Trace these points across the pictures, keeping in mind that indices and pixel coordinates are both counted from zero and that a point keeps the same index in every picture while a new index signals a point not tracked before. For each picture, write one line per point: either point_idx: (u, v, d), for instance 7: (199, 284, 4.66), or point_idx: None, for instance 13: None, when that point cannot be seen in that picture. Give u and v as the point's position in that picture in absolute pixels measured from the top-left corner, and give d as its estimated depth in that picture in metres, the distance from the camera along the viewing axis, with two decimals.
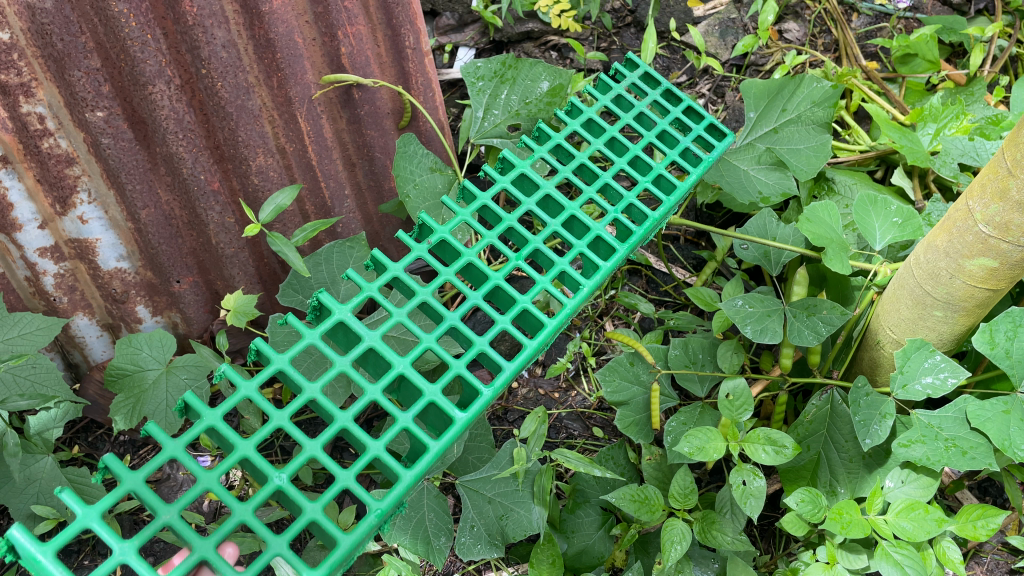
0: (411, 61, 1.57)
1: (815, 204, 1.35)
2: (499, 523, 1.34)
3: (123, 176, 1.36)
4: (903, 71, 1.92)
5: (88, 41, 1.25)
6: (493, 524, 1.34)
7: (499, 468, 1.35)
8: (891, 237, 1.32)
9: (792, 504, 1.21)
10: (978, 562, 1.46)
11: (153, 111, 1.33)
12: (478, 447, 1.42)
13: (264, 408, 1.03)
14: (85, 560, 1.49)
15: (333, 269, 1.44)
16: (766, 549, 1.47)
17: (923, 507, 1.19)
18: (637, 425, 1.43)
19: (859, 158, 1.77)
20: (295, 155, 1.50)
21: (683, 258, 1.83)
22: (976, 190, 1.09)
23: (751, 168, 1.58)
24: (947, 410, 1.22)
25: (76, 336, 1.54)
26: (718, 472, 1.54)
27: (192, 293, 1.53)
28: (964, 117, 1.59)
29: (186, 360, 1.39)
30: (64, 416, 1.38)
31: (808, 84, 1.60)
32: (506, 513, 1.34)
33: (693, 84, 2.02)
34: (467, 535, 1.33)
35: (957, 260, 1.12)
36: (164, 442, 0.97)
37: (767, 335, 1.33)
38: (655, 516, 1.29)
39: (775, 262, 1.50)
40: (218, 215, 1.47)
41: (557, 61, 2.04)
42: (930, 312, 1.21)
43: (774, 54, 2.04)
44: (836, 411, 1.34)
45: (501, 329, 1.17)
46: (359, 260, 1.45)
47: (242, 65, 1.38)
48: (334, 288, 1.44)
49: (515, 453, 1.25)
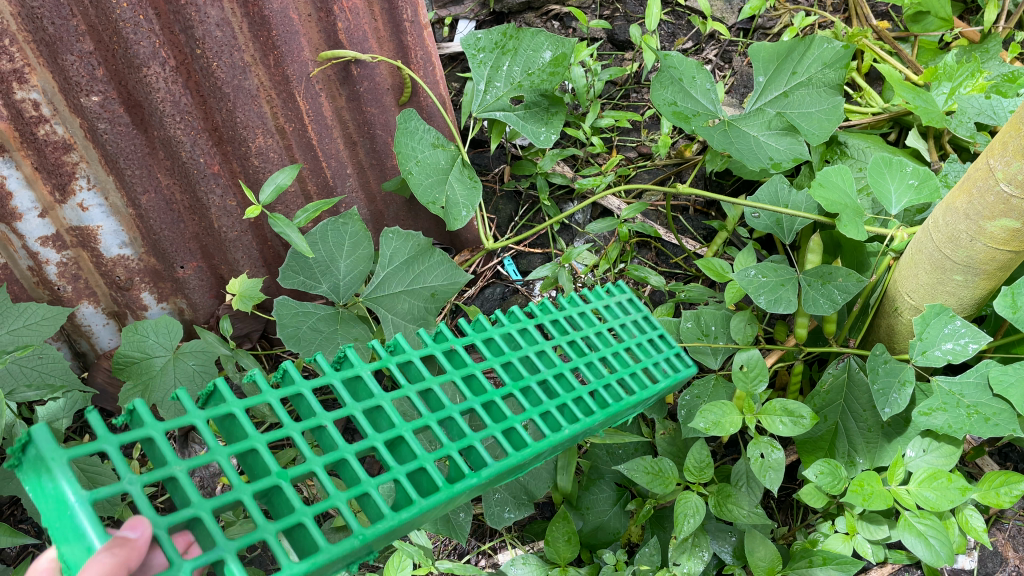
0: (410, 35, 1.52)
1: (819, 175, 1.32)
2: (519, 484, 1.34)
3: (121, 161, 1.34)
4: (916, 30, 1.86)
5: (80, 24, 1.22)
6: (515, 486, 1.34)
7: None
8: (907, 200, 1.30)
9: (811, 476, 1.19)
10: (1000, 528, 1.45)
11: (149, 94, 1.31)
12: None
13: (302, 446, 0.84)
14: None
15: (331, 249, 1.41)
16: (784, 521, 1.45)
17: (945, 476, 1.17)
18: (651, 399, 1.40)
19: (872, 120, 1.73)
20: (295, 135, 1.47)
21: (693, 230, 1.80)
22: (997, 147, 1.05)
23: (761, 134, 1.55)
24: (968, 375, 1.18)
25: (83, 325, 1.52)
26: (734, 445, 1.52)
27: (196, 278, 1.52)
28: (979, 75, 1.54)
29: (192, 346, 1.38)
30: (73, 405, 1.40)
31: (818, 45, 1.55)
32: (523, 471, 1.34)
33: (700, 50, 1.98)
34: (492, 504, 1.34)
35: (977, 222, 1.09)
36: (99, 435, 0.76)
37: (780, 305, 1.31)
38: (669, 488, 1.27)
39: (787, 230, 1.46)
40: (219, 198, 1.45)
41: (560, 30, 1.99)
42: (950, 277, 1.17)
43: (781, 17, 2.00)
44: (853, 379, 1.32)
45: (644, 365, 1.20)
46: (354, 235, 1.42)
47: (238, 44, 1.34)
48: (334, 267, 1.42)
49: None
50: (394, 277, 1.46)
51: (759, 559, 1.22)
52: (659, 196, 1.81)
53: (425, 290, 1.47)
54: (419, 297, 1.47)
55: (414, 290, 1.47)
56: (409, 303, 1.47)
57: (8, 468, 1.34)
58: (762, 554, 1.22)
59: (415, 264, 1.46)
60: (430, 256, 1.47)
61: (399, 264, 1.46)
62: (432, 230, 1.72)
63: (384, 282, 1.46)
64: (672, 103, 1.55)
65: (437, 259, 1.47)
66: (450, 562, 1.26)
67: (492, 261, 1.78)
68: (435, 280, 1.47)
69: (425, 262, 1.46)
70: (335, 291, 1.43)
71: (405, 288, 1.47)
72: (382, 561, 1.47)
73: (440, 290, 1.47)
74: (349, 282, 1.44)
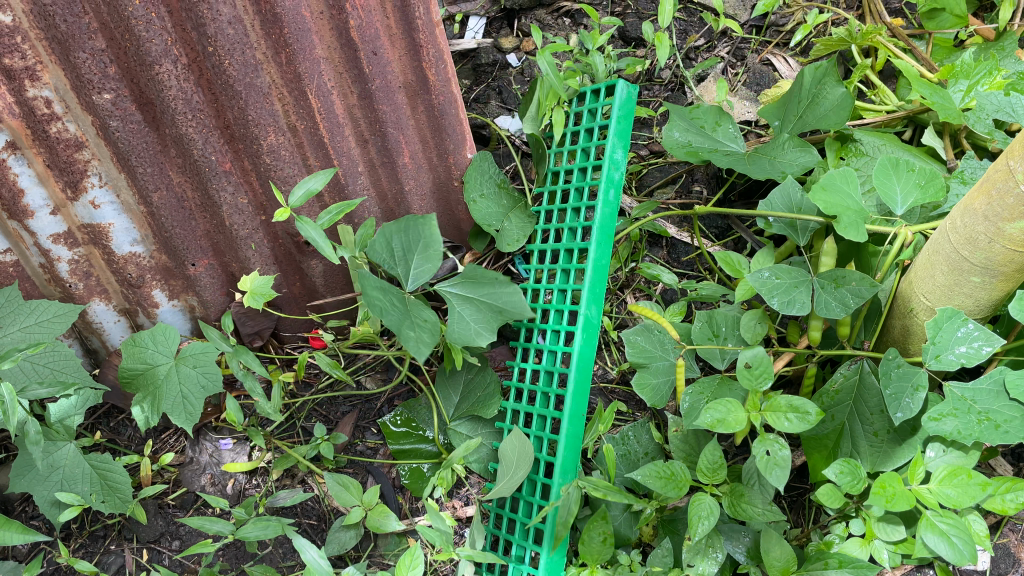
0: (422, 33, 1.50)
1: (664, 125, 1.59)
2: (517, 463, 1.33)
3: (133, 160, 1.34)
4: (930, 28, 1.84)
5: (92, 22, 1.23)
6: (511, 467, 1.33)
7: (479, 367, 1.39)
8: (913, 200, 1.31)
9: (832, 475, 1.20)
10: (1013, 529, 1.45)
11: (162, 92, 1.31)
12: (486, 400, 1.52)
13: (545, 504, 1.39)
14: (112, 546, 1.49)
15: (409, 239, 1.35)
16: (796, 521, 1.45)
17: (964, 473, 1.16)
18: (652, 386, 1.42)
19: (886, 118, 1.72)
20: (307, 133, 1.46)
21: (705, 227, 1.76)
22: (1017, 149, 1.03)
23: (777, 154, 1.54)
24: (981, 383, 1.18)
25: (94, 323, 1.52)
26: (745, 445, 1.52)
27: (208, 276, 1.51)
28: (997, 72, 1.53)
29: (192, 350, 1.36)
30: (85, 402, 1.40)
31: (809, 72, 1.55)
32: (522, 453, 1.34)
33: (712, 48, 1.96)
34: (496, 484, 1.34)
35: (996, 224, 1.07)
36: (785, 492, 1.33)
37: (793, 307, 1.30)
38: (682, 492, 1.27)
39: (801, 232, 1.45)
40: (231, 196, 1.44)
41: (570, 28, 1.97)
42: (967, 278, 1.17)
43: (794, 14, 1.98)
44: (864, 382, 1.31)
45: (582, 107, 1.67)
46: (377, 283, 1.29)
47: (250, 41, 1.34)
48: (410, 253, 1.35)
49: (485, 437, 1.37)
50: (468, 284, 1.36)
51: (773, 559, 1.24)
52: (670, 194, 1.81)
53: (494, 305, 1.33)
54: (487, 306, 1.34)
55: (485, 301, 1.34)
56: (474, 306, 1.35)
57: (21, 465, 1.34)
58: (777, 555, 1.23)
59: (489, 287, 1.33)
60: (505, 287, 1.31)
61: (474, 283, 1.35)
62: (443, 227, 1.70)
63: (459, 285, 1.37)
64: (687, 141, 1.56)
65: (510, 290, 1.30)
66: (470, 549, 1.28)
67: (501, 261, 1.78)
68: (504, 301, 1.31)
69: (496, 289, 1.32)
70: (407, 277, 1.36)
71: (479, 296, 1.35)
72: (394, 557, 1.48)
73: (508, 310, 1.31)
74: (420, 272, 1.34)
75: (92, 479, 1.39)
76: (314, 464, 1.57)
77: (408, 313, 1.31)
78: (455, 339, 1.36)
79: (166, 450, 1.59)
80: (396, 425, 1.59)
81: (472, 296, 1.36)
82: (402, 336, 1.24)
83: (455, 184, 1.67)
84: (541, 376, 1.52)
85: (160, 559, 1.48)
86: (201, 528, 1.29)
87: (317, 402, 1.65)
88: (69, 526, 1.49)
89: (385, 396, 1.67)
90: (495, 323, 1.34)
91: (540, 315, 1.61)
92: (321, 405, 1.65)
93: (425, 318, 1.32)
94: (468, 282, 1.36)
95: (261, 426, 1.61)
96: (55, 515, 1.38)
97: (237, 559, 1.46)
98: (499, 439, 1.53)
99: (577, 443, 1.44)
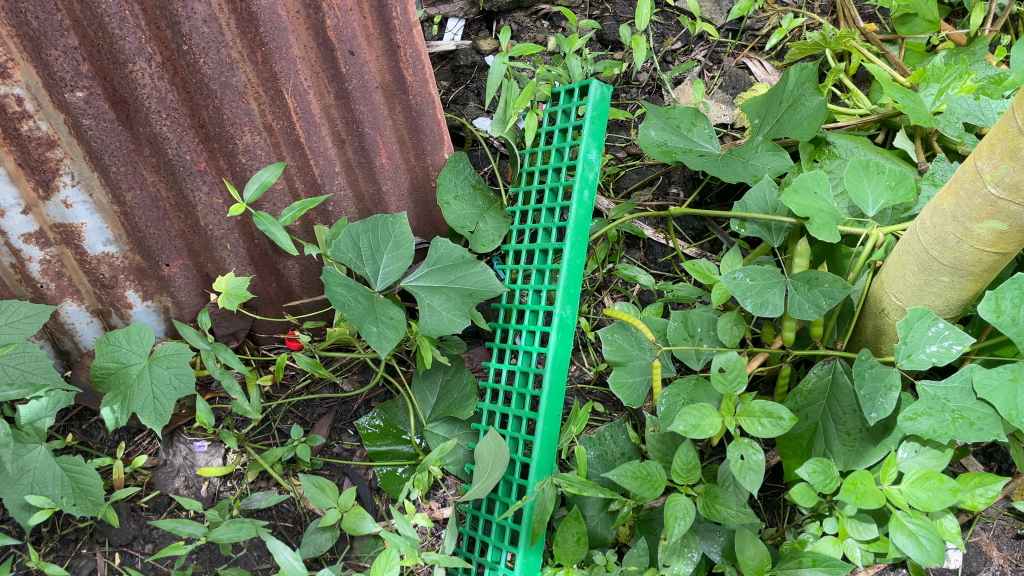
0: (399, 33, 1.49)
1: (641, 124, 1.61)
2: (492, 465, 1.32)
3: (106, 159, 1.33)
4: (903, 33, 1.86)
5: (64, 19, 1.22)
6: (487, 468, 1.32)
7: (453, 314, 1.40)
8: (884, 201, 1.33)
9: (805, 474, 1.21)
10: (984, 528, 1.48)
11: (135, 91, 1.30)
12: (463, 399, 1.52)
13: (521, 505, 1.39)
14: (83, 550, 1.47)
15: (377, 238, 1.40)
16: (770, 520, 1.46)
17: (936, 477, 1.17)
18: (628, 386, 1.43)
19: (859, 121, 1.73)
20: (283, 132, 1.45)
21: (682, 229, 1.77)
22: (985, 149, 1.04)
23: (750, 156, 1.56)
24: (954, 380, 1.20)
25: (66, 324, 1.50)
26: (721, 445, 1.52)
27: (182, 276, 1.50)
28: (967, 76, 1.55)
29: (165, 350, 1.35)
30: (55, 404, 1.39)
31: (793, 73, 1.56)
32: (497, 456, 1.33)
33: (689, 51, 1.98)
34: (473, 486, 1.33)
35: (965, 224, 1.09)
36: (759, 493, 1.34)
37: (767, 309, 1.32)
38: (657, 492, 1.28)
39: (777, 234, 1.46)
40: (205, 195, 1.43)
41: (549, 30, 1.98)
42: (936, 278, 1.18)
43: (770, 18, 2.00)
44: (837, 382, 1.32)
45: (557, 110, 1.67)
46: (348, 285, 1.33)
47: (224, 40, 1.33)
48: (379, 251, 1.39)
49: (444, 445, 1.37)
50: (435, 275, 1.42)
51: (747, 559, 1.25)
52: (647, 196, 1.82)
53: (462, 289, 1.41)
54: (457, 292, 1.41)
55: (454, 287, 1.41)
56: (445, 296, 1.41)
57: None
58: (751, 554, 1.24)
59: (458, 271, 1.41)
60: (471, 266, 1.40)
61: (441, 269, 1.41)
62: (421, 227, 1.70)
63: (426, 277, 1.42)
64: (660, 143, 1.58)
65: (477, 269, 1.40)
66: (437, 554, 1.26)
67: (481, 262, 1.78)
68: (474, 282, 1.40)
69: (465, 271, 1.40)
70: (376, 275, 1.40)
71: (446, 284, 1.41)
72: (370, 560, 1.48)
73: (478, 291, 1.40)
74: (391, 271, 1.39)
75: (63, 481, 1.36)
76: (290, 466, 1.56)
77: (374, 310, 1.35)
78: (430, 331, 1.39)
79: (139, 453, 1.57)
80: (372, 428, 1.58)
81: (441, 286, 1.42)
82: (364, 330, 1.30)
83: (433, 185, 1.67)
84: (517, 376, 1.52)
85: (133, 563, 1.47)
86: (173, 530, 1.28)
87: (292, 404, 1.65)
88: (39, 530, 1.46)
89: (361, 398, 1.66)
90: (467, 308, 1.41)
91: (517, 317, 1.61)
92: (297, 407, 1.64)
93: (392, 314, 1.36)
94: (435, 270, 1.42)
95: (236, 428, 1.59)
96: (25, 519, 1.35)
97: (211, 562, 1.45)
98: (476, 440, 1.52)
99: (552, 444, 1.44)
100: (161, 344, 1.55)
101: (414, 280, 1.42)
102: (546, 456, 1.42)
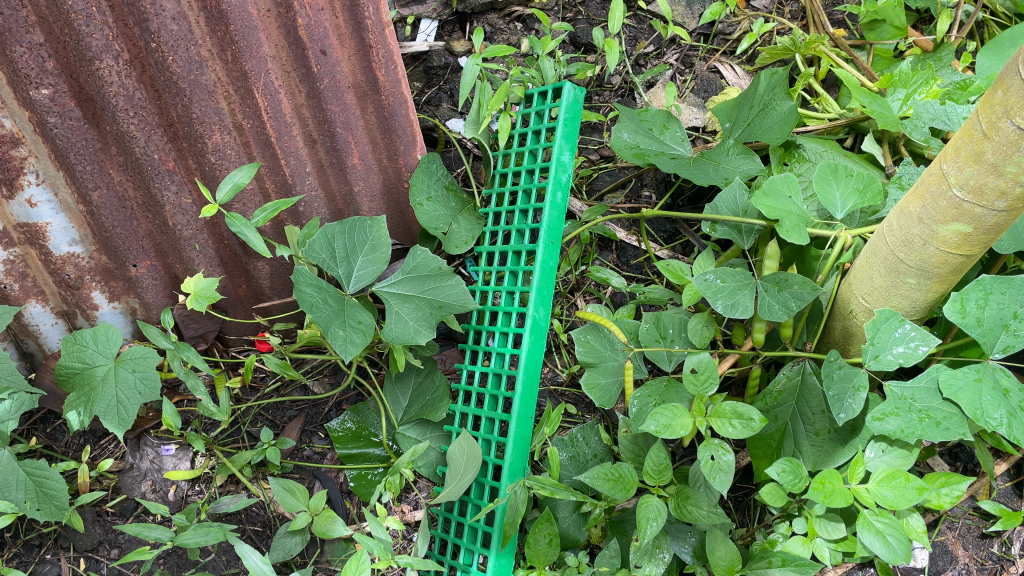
0: (371, 33, 1.49)
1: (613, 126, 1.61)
2: (464, 469, 1.31)
3: (72, 157, 1.31)
4: (871, 39, 1.90)
5: (29, 15, 1.19)
6: (460, 472, 1.31)
7: (417, 325, 1.39)
8: (852, 204, 1.34)
9: (773, 475, 1.22)
10: (951, 527, 1.50)
11: (102, 88, 1.28)
12: (436, 398, 1.52)
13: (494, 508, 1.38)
14: (47, 555, 1.44)
15: (352, 241, 1.38)
16: (741, 520, 1.47)
17: (902, 476, 1.19)
18: (601, 387, 1.42)
19: (829, 126, 1.76)
20: (253, 132, 1.44)
21: (654, 232, 1.78)
22: (950, 153, 1.06)
23: (722, 160, 1.57)
24: (920, 381, 1.21)
25: (30, 325, 1.47)
26: (692, 446, 1.53)
27: (149, 277, 1.47)
28: (933, 82, 1.58)
29: (133, 354, 1.32)
30: (19, 407, 1.35)
31: (764, 78, 1.56)
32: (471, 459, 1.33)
33: (661, 54, 1.99)
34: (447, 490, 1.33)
35: (930, 227, 1.10)
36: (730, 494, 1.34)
37: (737, 310, 1.33)
38: (629, 493, 1.28)
39: (747, 236, 1.47)
40: (174, 195, 1.41)
41: (522, 32, 1.98)
42: (903, 280, 1.20)
43: (741, 23, 2.01)
44: (806, 383, 1.34)
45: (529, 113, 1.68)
46: (318, 287, 1.32)
47: (194, 38, 1.32)
48: (353, 254, 1.38)
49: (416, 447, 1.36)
50: (409, 282, 1.41)
51: (718, 559, 1.25)
52: (620, 198, 1.83)
53: (432, 301, 1.39)
54: (427, 303, 1.39)
55: (424, 297, 1.40)
56: (414, 305, 1.39)
57: None
58: (721, 554, 1.25)
59: (431, 281, 1.40)
60: (447, 279, 1.40)
61: (415, 277, 1.41)
62: (393, 228, 1.69)
63: (399, 285, 1.41)
64: (634, 146, 1.59)
65: (453, 282, 1.40)
66: (410, 556, 1.25)
67: (453, 263, 1.77)
68: (446, 295, 1.39)
69: (439, 282, 1.40)
70: (348, 278, 1.38)
71: (418, 293, 1.40)
72: (341, 563, 1.47)
73: (450, 304, 1.39)
74: (364, 274, 1.38)
75: (26, 486, 1.34)
76: (260, 469, 1.54)
77: (343, 314, 1.34)
78: (394, 338, 1.38)
79: (105, 456, 1.54)
80: (344, 430, 1.56)
81: (412, 295, 1.40)
82: (329, 333, 1.30)
83: (405, 186, 1.66)
84: (490, 379, 1.51)
85: (98, 568, 1.44)
86: (139, 535, 1.25)
87: (263, 407, 1.63)
88: (2, 536, 1.43)
89: (333, 400, 1.65)
90: (434, 319, 1.40)
91: (490, 318, 1.60)
92: (268, 409, 1.63)
93: (360, 318, 1.35)
94: (410, 277, 1.41)
95: (205, 431, 1.57)
96: None
97: (178, 567, 1.43)
98: (448, 443, 1.52)
99: (525, 445, 1.44)
100: (128, 346, 1.52)
101: (386, 285, 1.41)
102: (519, 458, 1.42)
